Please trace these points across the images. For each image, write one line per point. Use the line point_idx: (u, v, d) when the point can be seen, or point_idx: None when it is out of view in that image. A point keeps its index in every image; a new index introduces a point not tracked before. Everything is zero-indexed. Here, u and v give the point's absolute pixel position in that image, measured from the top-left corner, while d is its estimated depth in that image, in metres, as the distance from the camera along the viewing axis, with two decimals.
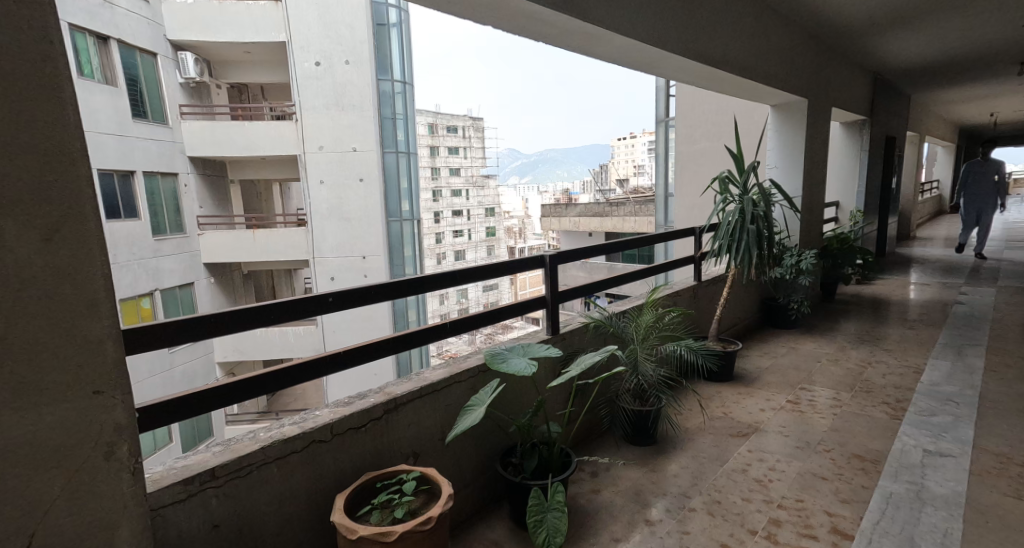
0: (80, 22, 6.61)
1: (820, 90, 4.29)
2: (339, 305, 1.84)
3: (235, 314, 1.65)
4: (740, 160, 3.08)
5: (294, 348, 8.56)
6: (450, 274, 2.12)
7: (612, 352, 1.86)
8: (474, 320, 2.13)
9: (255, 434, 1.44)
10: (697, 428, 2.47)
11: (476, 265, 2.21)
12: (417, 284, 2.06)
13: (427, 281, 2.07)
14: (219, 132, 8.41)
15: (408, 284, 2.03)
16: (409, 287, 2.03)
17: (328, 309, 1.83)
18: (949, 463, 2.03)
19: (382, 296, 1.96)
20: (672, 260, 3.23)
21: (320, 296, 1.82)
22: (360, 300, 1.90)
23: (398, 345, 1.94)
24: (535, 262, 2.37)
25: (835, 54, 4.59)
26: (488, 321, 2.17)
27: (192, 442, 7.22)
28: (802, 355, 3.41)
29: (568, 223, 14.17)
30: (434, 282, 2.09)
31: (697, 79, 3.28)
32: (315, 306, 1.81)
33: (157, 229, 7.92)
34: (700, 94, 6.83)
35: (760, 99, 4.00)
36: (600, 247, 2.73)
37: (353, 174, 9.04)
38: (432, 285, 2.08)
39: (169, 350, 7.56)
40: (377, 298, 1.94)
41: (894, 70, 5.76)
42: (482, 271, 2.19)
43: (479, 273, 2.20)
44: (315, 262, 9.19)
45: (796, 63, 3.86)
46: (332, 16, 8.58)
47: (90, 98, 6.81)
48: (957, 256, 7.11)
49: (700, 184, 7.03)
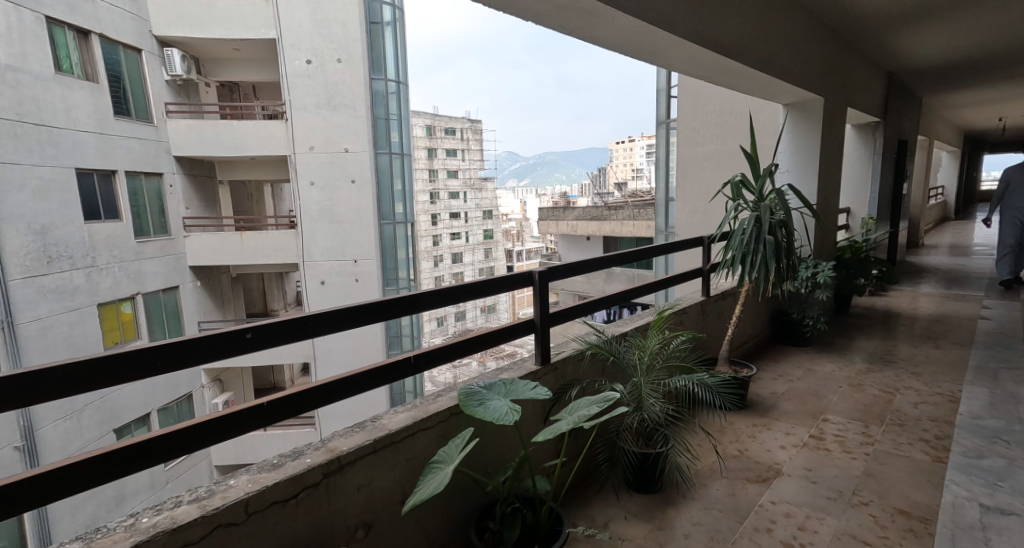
0: (58, 15, 6.29)
1: (836, 90, 3.98)
2: (263, 342, 1.57)
3: (127, 361, 1.40)
4: (756, 162, 2.75)
5: (283, 355, 8.16)
6: (409, 299, 1.81)
7: (610, 400, 1.53)
8: (437, 356, 1.88)
9: (138, 519, 1.18)
10: (710, 470, 2.14)
11: (442, 286, 1.89)
12: (369, 311, 1.74)
13: (377, 308, 1.76)
14: (206, 131, 8.07)
15: (358, 310, 1.72)
16: (358, 316, 1.72)
17: (248, 346, 1.57)
18: (1015, 524, 1.71)
19: (320, 329, 1.67)
20: (678, 273, 2.89)
21: (237, 333, 1.54)
22: (289, 334, 1.61)
23: (332, 393, 1.71)
24: (516, 282, 2.05)
25: (852, 49, 4.28)
26: (450, 357, 1.90)
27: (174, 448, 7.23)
28: (820, 378, 3.08)
29: (566, 226, 13.83)
30: (388, 309, 1.78)
31: (707, 73, 2.98)
32: (231, 343, 1.53)
33: (140, 231, 7.53)
34: (704, 94, 6.54)
35: (771, 97, 3.69)
36: (598, 261, 2.41)
37: (345, 175, 8.66)
38: (386, 311, 1.78)
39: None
40: (313, 333, 1.65)
41: (908, 69, 5.46)
42: (447, 294, 1.88)
43: (445, 296, 1.89)
44: (304, 267, 8.79)
45: (813, 59, 3.54)
46: (325, 13, 8.25)
47: (69, 94, 6.50)
48: (970, 267, 6.79)
49: (703, 188, 6.73)
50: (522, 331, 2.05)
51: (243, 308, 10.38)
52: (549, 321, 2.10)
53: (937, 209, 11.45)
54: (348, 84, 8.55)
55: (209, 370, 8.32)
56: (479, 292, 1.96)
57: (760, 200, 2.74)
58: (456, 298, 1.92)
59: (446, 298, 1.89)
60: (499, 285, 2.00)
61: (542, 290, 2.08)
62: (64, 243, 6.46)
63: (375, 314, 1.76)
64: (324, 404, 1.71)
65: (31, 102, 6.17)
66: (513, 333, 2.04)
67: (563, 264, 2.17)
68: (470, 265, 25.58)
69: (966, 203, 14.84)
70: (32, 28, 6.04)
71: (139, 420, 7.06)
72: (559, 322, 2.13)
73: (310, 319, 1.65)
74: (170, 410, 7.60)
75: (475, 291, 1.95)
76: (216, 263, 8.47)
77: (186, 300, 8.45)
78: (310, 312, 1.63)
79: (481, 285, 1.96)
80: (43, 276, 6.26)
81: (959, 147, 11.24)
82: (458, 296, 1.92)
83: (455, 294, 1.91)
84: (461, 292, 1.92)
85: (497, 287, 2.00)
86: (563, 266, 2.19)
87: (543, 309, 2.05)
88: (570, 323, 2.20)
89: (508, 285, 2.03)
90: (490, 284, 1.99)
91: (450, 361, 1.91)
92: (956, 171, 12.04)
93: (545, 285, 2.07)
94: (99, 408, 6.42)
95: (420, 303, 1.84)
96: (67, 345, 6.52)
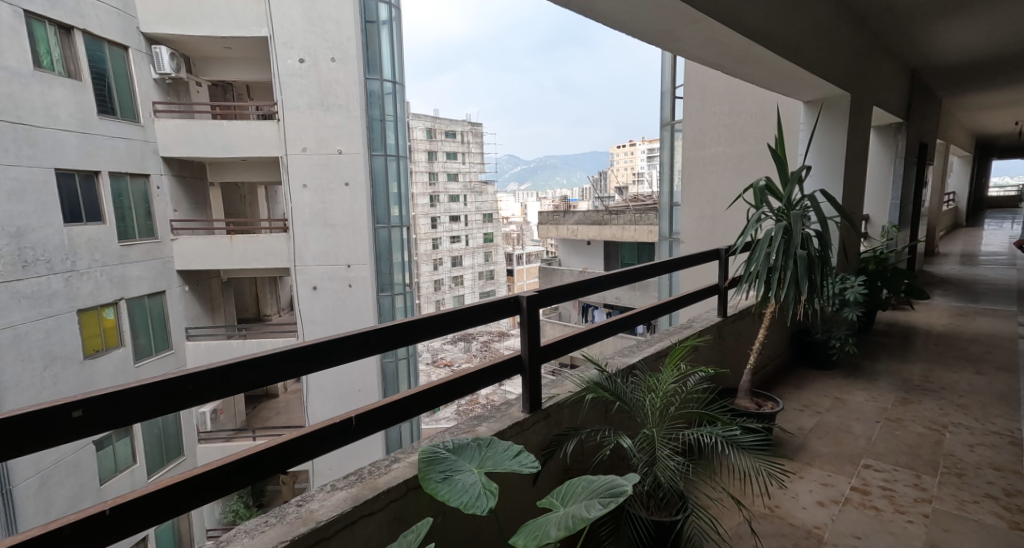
0: (37, 9, 5.97)
1: (863, 87, 3.62)
2: (101, 417, 1.24)
3: None
4: (785, 163, 2.37)
5: None
6: (323, 349, 1.50)
7: (620, 498, 1.14)
8: (375, 419, 1.53)
9: None
10: (735, 535, 1.76)
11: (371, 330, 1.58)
12: (276, 366, 1.44)
13: (284, 362, 1.45)
14: (195, 131, 7.69)
15: (257, 363, 1.41)
16: (248, 373, 1.41)
17: (87, 427, 1.24)
18: None
19: (194, 397, 1.35)
20: (690, 292, 2.54)
21: (67, 410, 1.22)
22: (142, 406, 1.29)
23: (234, 477, 1.37)
24: (478, 316, 1.71)
25: (879, 43, 3.91)
26: (393, 420, 1.56)
27: (158, 462, 7.24)
28: (854, 411, 2.68)
29: (566, 230, 13.45)
30: (297, 363, 1.47)
31: (727, 63, 2.61)
32: (51, 425, 1.20)
33: (125, 234, 7.15)
34: (712, 94, 6.18)
35: (792, 92, 3.32)
36: (602, 280, 2.06)
37: (338, 177, 8.21)
38: (300, 363, 1.48)
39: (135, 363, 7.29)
40: (183, 402, 1.34)
41: (932, 67, 5.09)
42: (381, 340, 1.57)
43: (379, 340, 1.58)
44: (297, 271, 8.33)
45: (841, 48, 3.16)
46: (319, 11, 7.79)
47: (49, 91, 6.15)
48: (992, 278, 6.39)
49: (710, 193, 6.35)
50: (487, 379, 1.70)
51: (235, 314, 9.98)
52: (541, 358, 1.75)
53: (950, 215, 11.06)
54: (343, 83, 8.08)
55: None
56: (426, 333, 1.64)
57: (790, 208, 2.36)
58: (393, 343, 1.61)
59: (379, 343, 1.58)
60: (454, 321, 1.68)
61: (530, 321, 1.73)
62: (41, 246, 6.08)
63: (282, 367, 1.45)
64: (219, 494, 1.36)
65: (7, 99, 5.76)
66: (473, 383, 1.68)
67: (557, 287, 1.84)
68: (470, 268, 25.54)
69: (975, 210, 14.44)
70: (9, 21, 5.69)
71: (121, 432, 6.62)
72: (552, 357, 1.78)
73: (186, 381, 1.34)
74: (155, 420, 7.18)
75: (420, 332, 1.63)
76: (205, 267, 8.09)
77: (174, 306, 8.05)
78: (187, 372, 1.32)
79: (428, 326, 1.64)
80: (19, 281, 5.85)
81: (972, 152, 10.87)
82: (396, 339, 1.60)
83: (392, 338, 1.59)
84: (401, 334, 1.61)
85: (448, 328, 1.68)
86: (558, 288, 1.85)
87: (531, 343, 1.72)
88: (567, 355, 1.85)
89: (464, 322, 1.70)
90: (439, 324, 1.67)
91: (393, 424, 1.56)
92: (968, 178, 11.64)
93: (530, 316, 1.72)
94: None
95: (347, 351, 1.54)
96: (43, 354, 6.08)
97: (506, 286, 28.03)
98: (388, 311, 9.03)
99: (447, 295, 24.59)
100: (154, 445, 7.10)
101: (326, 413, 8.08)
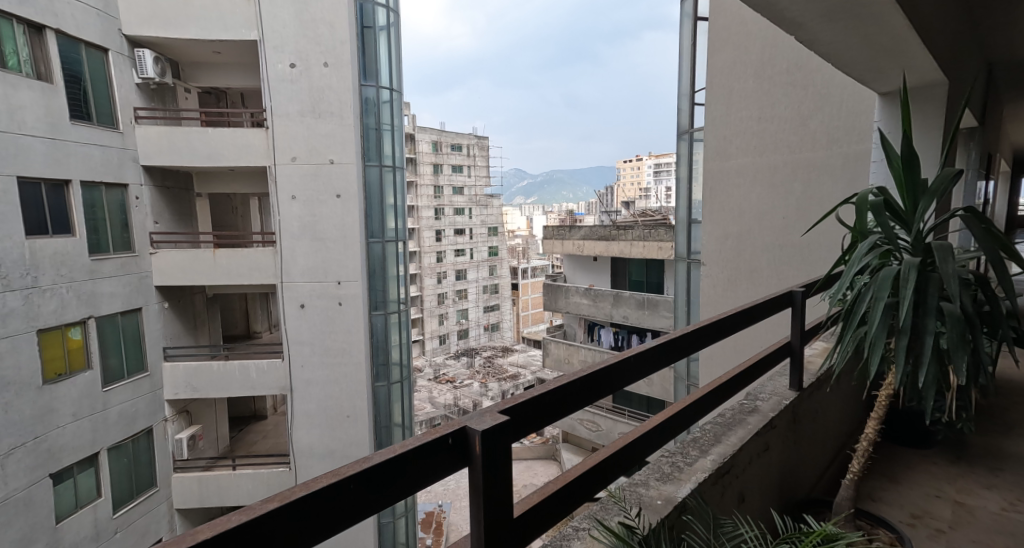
0: (3, 5, 5.30)
1: (959, 80, 2.80)
2: None
3: None
4: (915, 170, 1.62)
5: (256, 386, 7.39)
6: None
7: None
8: None
9: None
10: None
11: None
12: None
13: None
14: (178, 137, 6.89)
15: None
16: None
17: None
18: None
19: None
20: (757, 358, 1.79)
21: None
22: None
23: None
24: (308, 525, 1.01)
25: (973, 29, 3.10)
26: None
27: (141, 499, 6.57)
28: (992, 530, 1.82)
29: (572, 246, 12.56)
30: None
31: (823, 17, 1.78)
32: None
33: (96, 248, 6.30)
34: (739, 97, 5.37)
35: (876, 80, 2.46)
36: (616, 373, 1.42)
37: (329, 189, 7.28)
38: None
39: (103, 388, 6.35)
40: None
41: (1012, 62, 4.24)
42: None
43: None
44: (282, 289, 7.38)
45: (944, 21, 2.33)
46: (311, 13, 6.99)
47: (13, 93, 5.43)
48: None
49: (733, 211, 5.50)
50: None
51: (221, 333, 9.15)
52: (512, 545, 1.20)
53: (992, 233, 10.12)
54: (335, 90, 7.18)
55: (175, 402, 7.37)
56: None
57: (919, 242, 1.62)
58: None
59: None
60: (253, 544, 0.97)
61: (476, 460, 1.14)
62: None
63: None
64: None
65: None
66: None
67: (543, 396, 1.26)
68: (474, 282, 25.00)
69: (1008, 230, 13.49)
70: None
71: (83, 462, 6.11)
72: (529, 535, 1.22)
73: None
74: (123, 448, 6.59)
75: None
76: (188, 282, 7.21)
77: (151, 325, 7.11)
78: None
79: None
80: None
81: (1010, 167, 9.99)
82: None
83: None
84: None
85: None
86: (546, 395, 1.27)
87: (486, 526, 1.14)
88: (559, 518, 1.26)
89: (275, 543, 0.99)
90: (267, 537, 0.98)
91: None
92: (1008, 195, 10.68)
93: (485, 475, 1.13)
94: (31, 450, 5.56)
95: None
96: None
97: (511, 300, 27.36)
98: (380, 333, 7.92)
99: (450, 309, 23.97)
100: (121, 479, 6.55)
101: (313, 440, 7.63)
